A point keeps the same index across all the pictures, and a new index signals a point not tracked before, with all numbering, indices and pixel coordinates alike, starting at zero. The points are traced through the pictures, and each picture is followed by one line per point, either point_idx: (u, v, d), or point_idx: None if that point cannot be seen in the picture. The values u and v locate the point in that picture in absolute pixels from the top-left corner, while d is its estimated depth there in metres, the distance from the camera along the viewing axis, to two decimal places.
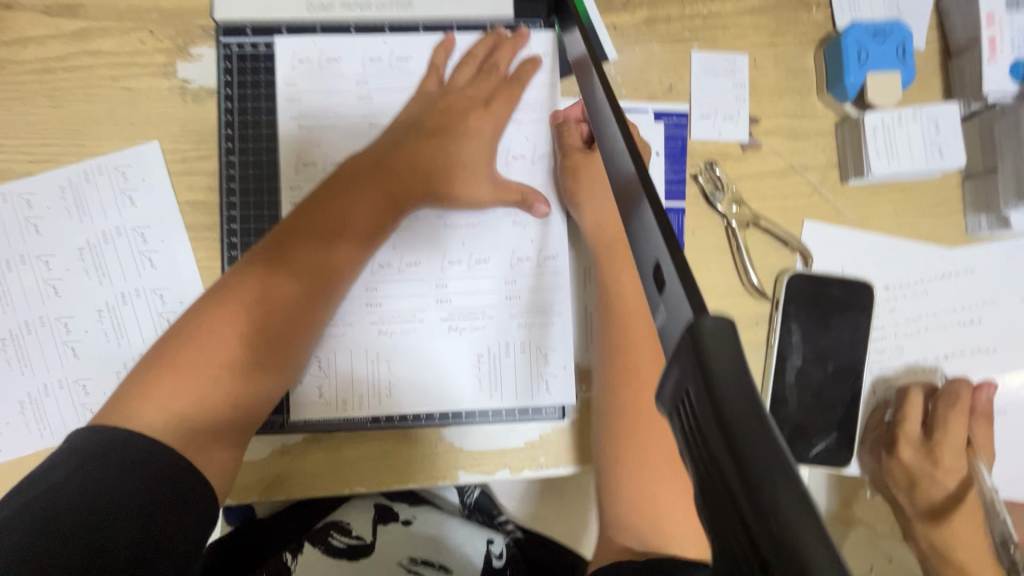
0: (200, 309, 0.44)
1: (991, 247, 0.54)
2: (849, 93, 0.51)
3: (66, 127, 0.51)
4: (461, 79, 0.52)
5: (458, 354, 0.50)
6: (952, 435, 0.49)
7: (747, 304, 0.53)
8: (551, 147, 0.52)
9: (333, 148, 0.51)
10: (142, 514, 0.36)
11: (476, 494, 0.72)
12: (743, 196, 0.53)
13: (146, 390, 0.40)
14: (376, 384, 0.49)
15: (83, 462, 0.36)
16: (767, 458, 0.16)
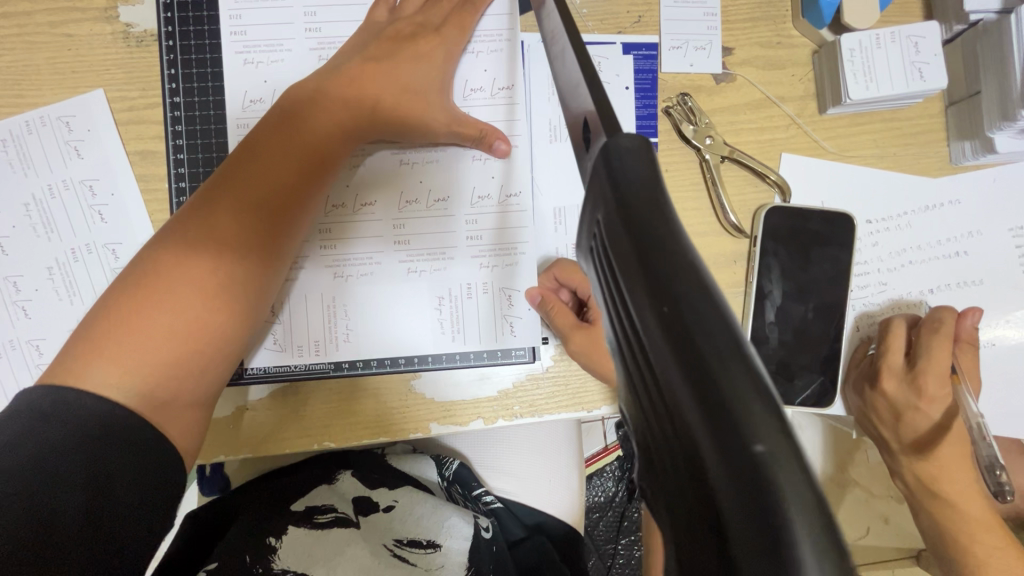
0: (151, 257, 0.39)
1: (977, 175, 0.52)
2: (824, 16, 0.49)
3: (5, 78, 0.48)
4: (411, 5, 0.49)
5: (419, 296, 0.48)
6: (936, 364, 0.46)
7: (724, 242, 0.51)
8: (510, 78, 0.49)
9: (280, 84, 0.48)
10: (100, 480, 0.32)
11: (455, 467, 0.68)
12: (718, 129, 0.51)
13: (94, 350, 0.36)
14: (334, 329, 0.48)
15: (34, 425, 0.33)
16: (704, 319, 0.13)
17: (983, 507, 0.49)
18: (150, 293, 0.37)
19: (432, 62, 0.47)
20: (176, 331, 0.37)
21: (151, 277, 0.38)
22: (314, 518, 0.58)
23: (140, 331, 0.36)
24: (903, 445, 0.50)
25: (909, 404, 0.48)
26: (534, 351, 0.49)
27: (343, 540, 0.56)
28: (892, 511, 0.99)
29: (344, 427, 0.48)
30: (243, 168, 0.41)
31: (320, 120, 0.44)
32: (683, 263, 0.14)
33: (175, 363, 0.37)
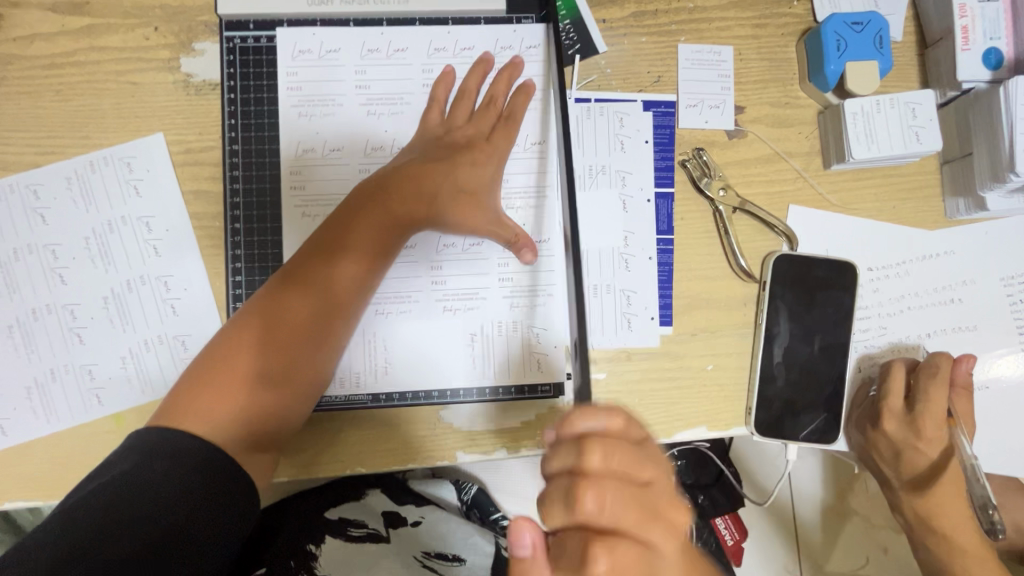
0: (234, 328, 0.47)
1: (970, 228, 0.56)
2: (829, 81, 0.53)
3: (72, 120, 0.52)
4: (460, 115, 0.51)
5: (453, 337, 0.52)
6: (934, 407, 0.50)
7: (735, 286, 0.55)
8: (542, 135, 0.53)
9: (330, 133, 0.52)
10: (194, 509, 0.40)
11: (473, 491, 0.74)
12: (730, 182, 0.55)
13: (185, 406, 0.44)
14: (375, 362, 0.51)
15: (141, 461, 0.41)
16: None
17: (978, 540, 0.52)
18: (243, 350, 0.46)
19: (485, 167, 0.50)
20: (255, 389, 0.45)
21: (243, 338, 0.46)
22: (349, 531, 0.61)
23: (232, 382, 0.45)
24: (903, 483, 0.53)
25: (908, 443, 0.51)
26: (557, 386, 0.52)
27: (377, 554, 0.59)
28: (891, 542, 1.00)
29: (376, 454, 0.51)
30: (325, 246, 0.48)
31: (377, 210, 0.48)
32: None
33: (248, 418, 0.45)
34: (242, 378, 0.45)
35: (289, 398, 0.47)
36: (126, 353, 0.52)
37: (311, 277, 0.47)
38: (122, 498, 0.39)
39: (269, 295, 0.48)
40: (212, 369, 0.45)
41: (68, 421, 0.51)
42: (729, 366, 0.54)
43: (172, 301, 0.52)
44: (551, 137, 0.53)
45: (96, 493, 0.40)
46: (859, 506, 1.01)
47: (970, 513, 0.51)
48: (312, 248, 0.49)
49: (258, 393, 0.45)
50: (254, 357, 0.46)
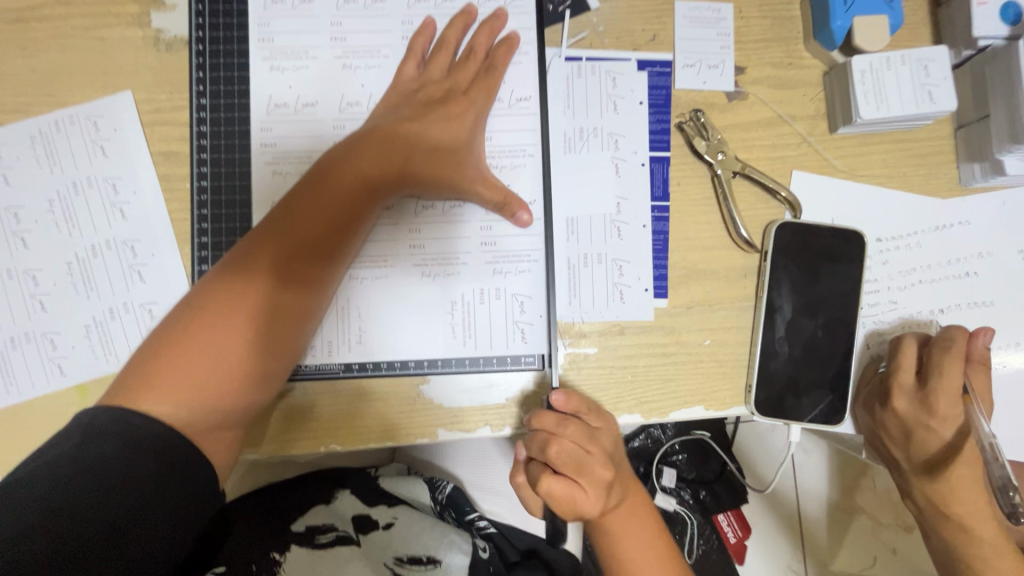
0: (197, 300, 0.43)
1: (987, 197, 0.52)
2: (836, 38, 0.50)
3: (37, 77, 0.50)
4: (437, 68, 0.50)
5: (428, 305, 0.49)
6: (948, 382, 0.46)
7: (735, 257, 0.52)
8: (530, 90, 0.51)
9: (303, 90, 0.50)
10: (143, 495, 0.37)
11: (448, 490, 0.71)
12: (730, 146, 0.52)
13: (144, 384, 0.40)
14: (344, 328, 0.49)
15: (89, 442, 0.37)
16: None
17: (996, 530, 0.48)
18: (203, 326, 0.42)
19: (462, 124, 0.48)
20: (222, 362, 0.42)
21: (203, 313, 0.42)
22: (315, 538, 0.57)
23: (191, 361, 0.41)
24: (914, 467, 0.49)
25: (920, 423, 0.48)
26: (544, 357, 0.49)
27: (346, 557, 0.55)
28: (899, 542, 0.96)
29: (351, 430, 0.48)
30: (293, 212, 0.45)
31: (350, 169, 0.46)
32: None
33: (214, 395, 0.41)
34: (206, 351, 0.42)
35: (260, 373, 0.43)
36: (89, 321, 0.49)
37: (279, 245, 0.44)
38: (65, 481, 0.35)
39: (234, 265, 0.44)
40: (173, 344, 0.42)
41: (29, 393, 0.48)
42: (728, 341, 0.51)
43: (139, 267, 0.49)
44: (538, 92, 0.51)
45: (31, 473, 0.36)
46: (866, 504, 0.97)
47: (987, 499, 0.48)
48: (281, 213, 0.45)
49: (225, 371, 0.42)
50: (219, 328, 0.42)
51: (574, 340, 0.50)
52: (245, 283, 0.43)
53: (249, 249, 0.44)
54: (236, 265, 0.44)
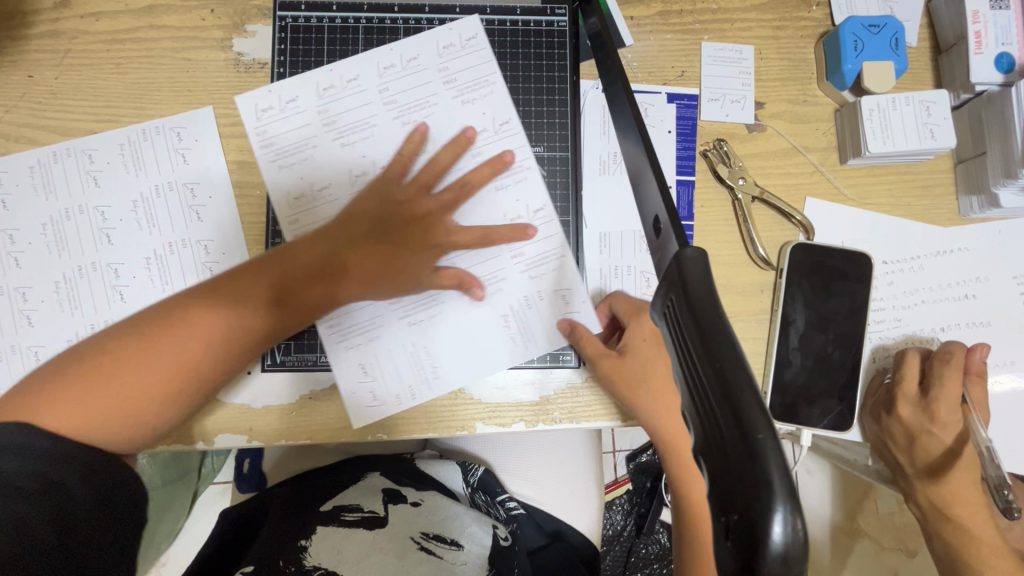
0: (146, 322, 0.45)
1: (984, 226, 0.57)
2: (847, 80, 0.56)
3: (130, 91, 0.56)
4: (451, 191, 0.52)
5: (467, 335, 0.52)
6: (950, 392, 0.51)
7: (752, 273, 0.56)
8: (572, 111, 0.56)
9: (378, 155, 0.53)
10: (58, 500, 0.37)
11: (480, 474, 0.74)
12: (749, 172, 0.57)
13: (60, 392, 0.42)
14: (400, 372, 0.52)
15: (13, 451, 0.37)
16: (731, 353, 0.20)
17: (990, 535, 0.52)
18: (131, 353, 0.44)
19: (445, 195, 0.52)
20: (146, 389, 0.44)
21: (132, 340, 0.44)
22: (343, 517, 0.62)
23: (117, 382, 0.43)
24: (918, 471, 0.54)
25: (923, 429, 0.52)
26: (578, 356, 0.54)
27: (369, 541, 0.60)
28: (902, 567, 0.98)
29: (399, 420, 0.53)
30: (266, 273, 0.47)
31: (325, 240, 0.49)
32: (722, 328, 0.21)
33: (124, 415, 0.43)
34: (135, 374, 0.43)
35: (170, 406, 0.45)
36: None
37: (225, 304, 0.46)
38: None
39: (190, 302, 0.46)
40: (104, 360, 0.43)
41: None
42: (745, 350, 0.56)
43: (211, 264, 0.54)
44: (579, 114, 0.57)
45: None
46: (869, 527, 1.00)
47: (983, 499, 0.53)
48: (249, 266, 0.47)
49: (128, 403, 0.43)
50: (152, 355, 0.44)
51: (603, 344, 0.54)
52: (182, 326, 0.45)
53: (200, 295, 0.46)
54: (181, 305, 0.46)
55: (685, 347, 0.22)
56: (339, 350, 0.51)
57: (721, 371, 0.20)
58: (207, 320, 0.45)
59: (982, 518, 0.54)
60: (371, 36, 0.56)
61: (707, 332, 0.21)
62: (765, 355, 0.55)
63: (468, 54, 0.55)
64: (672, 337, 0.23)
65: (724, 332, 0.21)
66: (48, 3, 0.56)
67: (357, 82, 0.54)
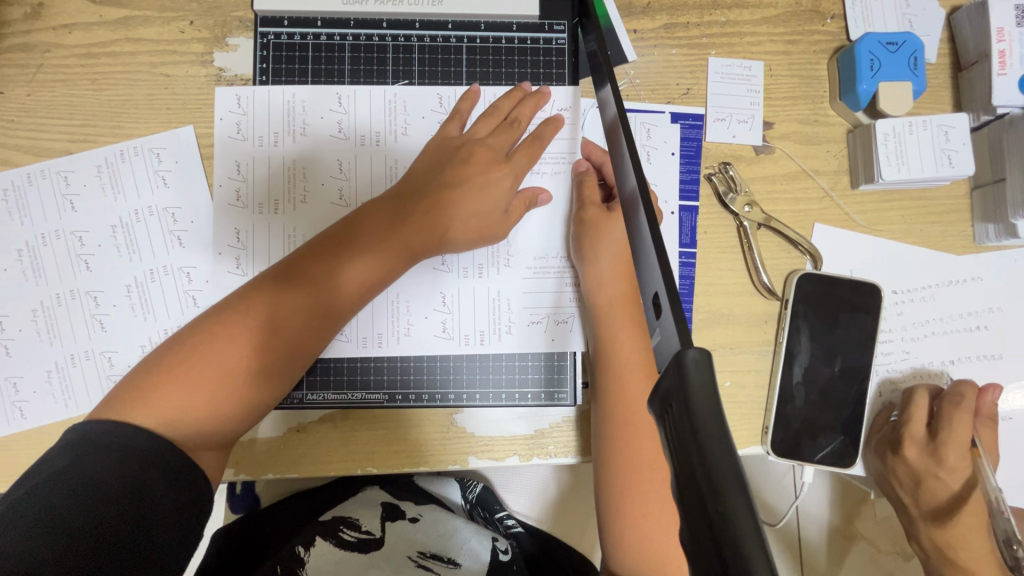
0: (214, 319, 0.45)
1: (999, 254, 0.55)
2: (860, 101, 0.53)
3: (106, 110, 0.53)
4: (482, 129, 0.51)
5: (524, 336, 0.52)
6: (958, 438, 0.50)
7: (757, 303, 0.54)
8: (572, 129, 0.53)
9: (378, 180, 0.52)
10: (132, 506, 0.37)
11: (478, 490, 0.75)
12: (755, 198, 0.55)
13: (143, 396, 0.42)
14: (542, 300, 0.52)
15: (78, 460, 0.38)
16: (737, 497, 0.18)
17: (989, 563, 0.52)
18: (208, 348, 0.43)
19: (500, 184, 0.50)
20: (231, 381, 0.43)
21: (209, 332, 0.44)
22: (339, 533, 0.60)
23: (194, 380, 0.42)
24: (924, 514, 0.54)
25: (929, 472, 0.52)
26: (574, 395, 0.52)
27: (365, 561, 0.57)
28: (898, 568, 0.97)
29: (388, 455, 0.51)
30: (332, 245, 0.47)
31: (374, 219, 0.48)
32: (729, 465, 0.18)
33: (209, 413, 0.43)
34: (217, 370, 0.43)
35: (253, 398, 0.45)
36: (146, 341, 0.52)
37: (297, 279, 0.46)
38: (59, 498, 0.36)
39: (257, 293, 0.46)
40: (178, 362, 0.43)
41: (85, 408, 0.51)
42: (746, 384, 0.54)
43: (193, 292, 0.52)
44: (582, 131, 0.53)
45: (25, 497, 0.36)
46: (866, 531, 0.97)
47: (993, 547, 0.52)
48: (309, 250, 0.47)
49: (213, 391, 0.43)
50: (233, 348, 0.44)
51: None
52: (256, 309, 0.45)
53: (264, 281, 0.47)
54: (248, 297, 0.46)
55: (686, 463, 0.19)
56: (481, 342, 0.52)
57: (722, 510, 0.18)
58: (282, 296, 0.45)
59: (989, 562, 0.52)
60: (358, 54, 0.53)
61: (704, 457, 0.19)
62: (767, 389, 0.53)
63: (260, 93, 0.52)
64: (666, 440, 0.21)
65: (729, 465, 0.18)
66: (18, 15, 0.53)
67: (241, 200, 0.52)
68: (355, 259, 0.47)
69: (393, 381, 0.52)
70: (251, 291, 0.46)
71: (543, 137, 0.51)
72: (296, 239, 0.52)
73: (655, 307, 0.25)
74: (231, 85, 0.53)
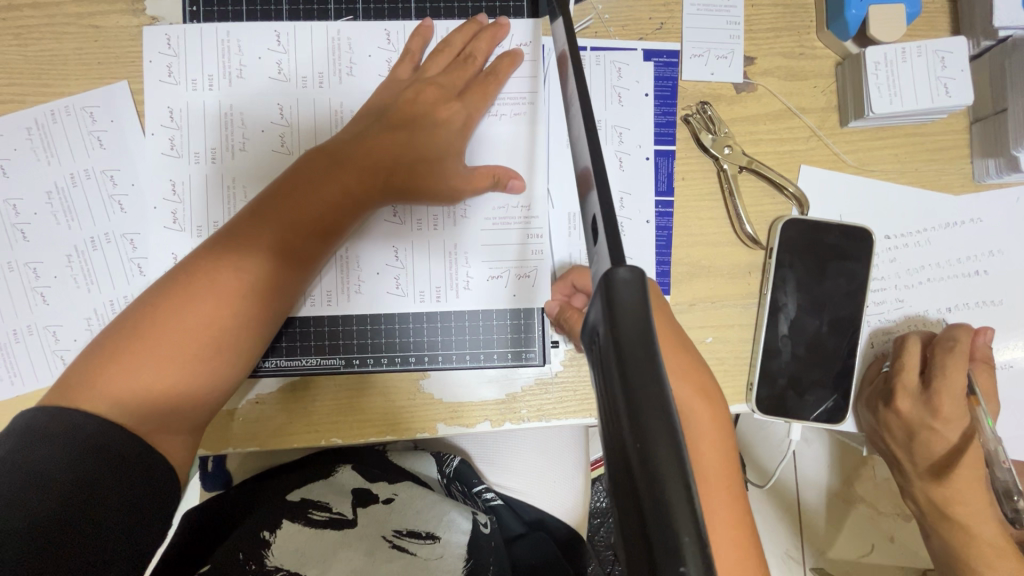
0: (161, 292, 0.41)
1: (1000, 192, 0.51)
2: (850, 28, 0.48)
3: (32, 67, 0.49)
4: (434, 67, 0.48)
5: (488, 291, 0.49)
6: (953, 384, 0.47)
7: (740, 253, 0.51)
8: (534, 70, 0.49)
9: (326, 130, 0.48)
10: (85, 490, 0.34)
11: (455, 463, 0.70)
12: (737, 139, 0.51)
13: (90, 384, 0.38)
14: (505, 252, 0.49)
15: (22, 444, 0.35)
16: (660, 430, 0.16)
17: (985, 516, 0.50)
18: (160, 324, 0.39)
19: (450, 126, 0.47)
20: (192, 356, 0.39)
21: (163, 309, 0.40)
22: (309, 514, 0.58)
23: (146, 358, 0.39)
24: (921, 469, 0.51)
25: (924, 424, 0.49)
26: (543, 353, 0.49)
27: (337, 541, 0.56)
28: (898, 530, 0.94)
29: (352, 424, 0.48)
30: (283, 202, 0.43)
31: (328, 168, 0.44)
32: (655, 394, 0.17)
33: (169, 393, 0.39)
34: (174, 346, 0.39)
35: (219, 372, 0.41)
36: (90, 314, 0.49)
37: (252, 243, 0.42)
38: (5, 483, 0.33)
39: (207, 260, 0.41)
40: (125, 343, 0.39)
41: (31, 386, 0.49)
42: (731, 339, 0.50)
43: (138, 260, 0.49)
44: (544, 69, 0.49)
45: None
46: (865, 493, 0.95)
47: (988, 500, 0.50)
48: (260, 208, 0.43)
49: (180, 371, 0.39)
50: (189, 320, 0.40)
51: None
52: (212, 280, 0.41)
53: (213, 247, 0.42)
54: (197, 265, 0.41)
55: (613, 416, 0.17)
56: (438, 298, 0.49)
57: (647, 461, 0.16)
58: (242, 262, 0.41)
59: (985, 517, 0.50)
60: None
61: (628, 389, 0.17)
62: (751, 344, 0.50)
63: (193, 37, 0.48)
64: (596, 371, 0.19)
65: (654, 394, 0.17)
66: None
67: (176, 149, 0.48)
68: (313, 212, 0.43)
69: (349, 345, 0.49)
70: (201, 258, 0.41)
71: (499, 74, 0.48)
72: (238, 195, 0.48)
73: (593, 233, 0.23)
74: (160, 24, 0.48)
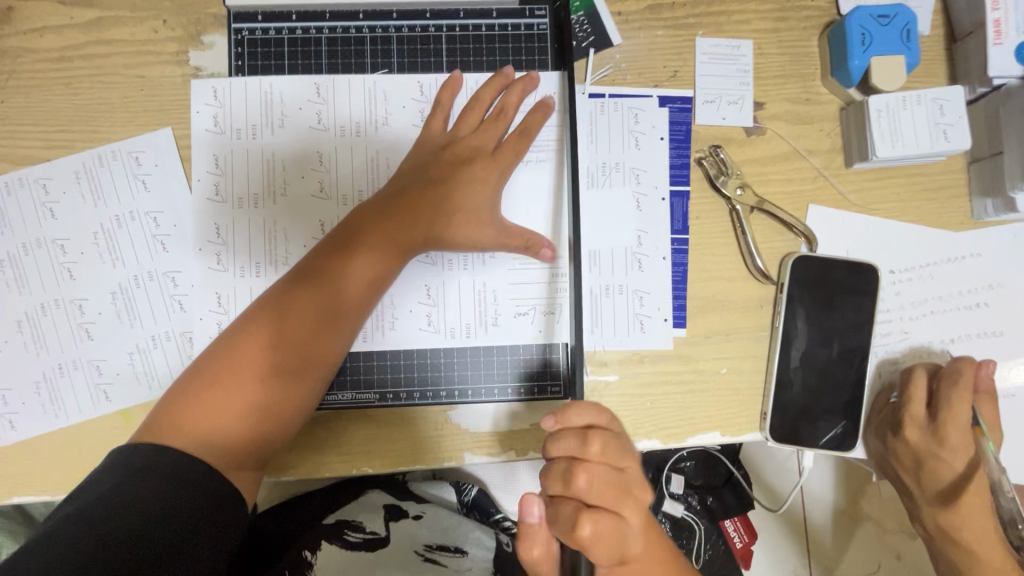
0: (232, 338, 0.46)
1: (998, 229, 0.54)
2: (853, 76, 0.51)
3: (81, 114, 0.52)
4: (465, 126, 0.51)
5: (515, 328, 0.51)
6: (957, 417, 0.50)
7: (752, 288, 0.53)
8: (558, 117, 0.52)
9: (360, 175, 0.51)
10: (181, 523, 0.39)
11: (474, 492, 0.73)
12: (748, 180, 0.54)
13: (175, 422, 0.43)
14: (532, 290, 0.51)
15: (124, 481, 0.40)
16: None
17: (993, 542, 0.52)
18: (231, 368, 0.45)
19: (485, 179, 0.50)
20: (259, 398, 0.45)
21: (224, 353, 0.45)
22: (346, 534, 0.60)
23: (221, 398, 0.44)
24: (929, 497, 0.53)
25: (932, 453, 0.51)
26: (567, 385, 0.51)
27: (375, 552, 0.59)
28: (904, 548, 0.96)
29: (384, 454, 0.50)
30: (333, 253, 0.47)
31: (375, 221, 0.48)
32: None
33: (240, 430, 0.44)
34: (244, 388, 0.45)
35: (282, 411, 0.46)
36: (133, 349, 0.51)
37: (302, 291, 0.47)
38: (117, 516, 0.38)
39: (271, 307, 0.46)
40: (204, 385, 0.45)
41: (75, 418, 0.51)
42: (744, 370, 0.53)
43: (180, 297, 0.51)
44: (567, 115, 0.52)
45: (82, 512, 0.38)
46: (871, 510, 0.97)
47: (996, 526, 0.52)
48: (316, 260, 0.47)
49: (240, 406, 0.44)
50: (257, 364, 0.45)
51: (596, 368, 0.52)
52: (275, 328, 0.46)
53: (275, 296, 0.47)
54: (262, 313, 0.46)
55: None
56: (467, 335, 0.51)
57: None
58: (301, 311, 0.46)
59: (993, 542, 0.52)
60: (335, 47, 0.52)
61: None
62: (764, 375, 0.53)
63: (236, 86, 0.51)
64: None
65: None
66: None
67: (220, 193, 0.51)
68: (363, 263, 0.47)
69: (383, 380, 0.51)
70: (265, 307, 0.47)
71: (530, 128, 0.50)
72: (277, 237, 0.51)
73: None
74: (205, 75, 0.51)
